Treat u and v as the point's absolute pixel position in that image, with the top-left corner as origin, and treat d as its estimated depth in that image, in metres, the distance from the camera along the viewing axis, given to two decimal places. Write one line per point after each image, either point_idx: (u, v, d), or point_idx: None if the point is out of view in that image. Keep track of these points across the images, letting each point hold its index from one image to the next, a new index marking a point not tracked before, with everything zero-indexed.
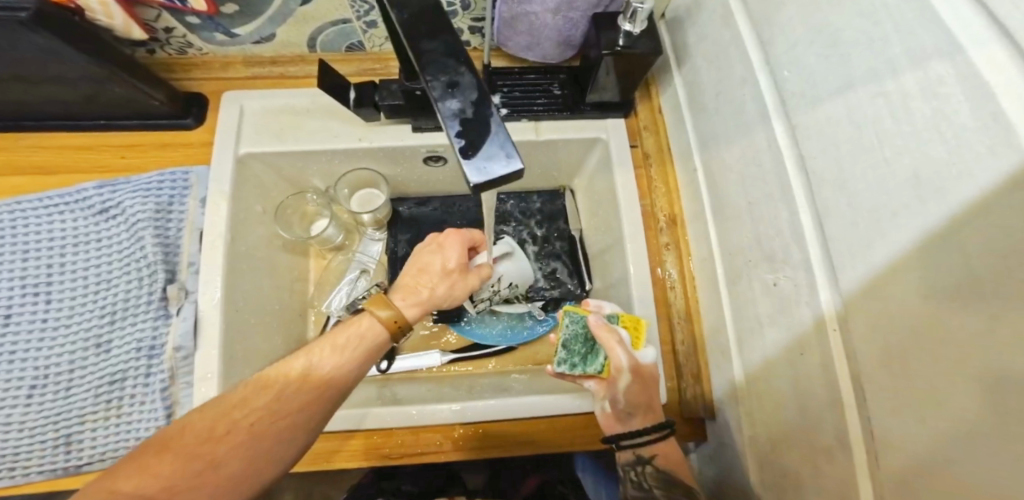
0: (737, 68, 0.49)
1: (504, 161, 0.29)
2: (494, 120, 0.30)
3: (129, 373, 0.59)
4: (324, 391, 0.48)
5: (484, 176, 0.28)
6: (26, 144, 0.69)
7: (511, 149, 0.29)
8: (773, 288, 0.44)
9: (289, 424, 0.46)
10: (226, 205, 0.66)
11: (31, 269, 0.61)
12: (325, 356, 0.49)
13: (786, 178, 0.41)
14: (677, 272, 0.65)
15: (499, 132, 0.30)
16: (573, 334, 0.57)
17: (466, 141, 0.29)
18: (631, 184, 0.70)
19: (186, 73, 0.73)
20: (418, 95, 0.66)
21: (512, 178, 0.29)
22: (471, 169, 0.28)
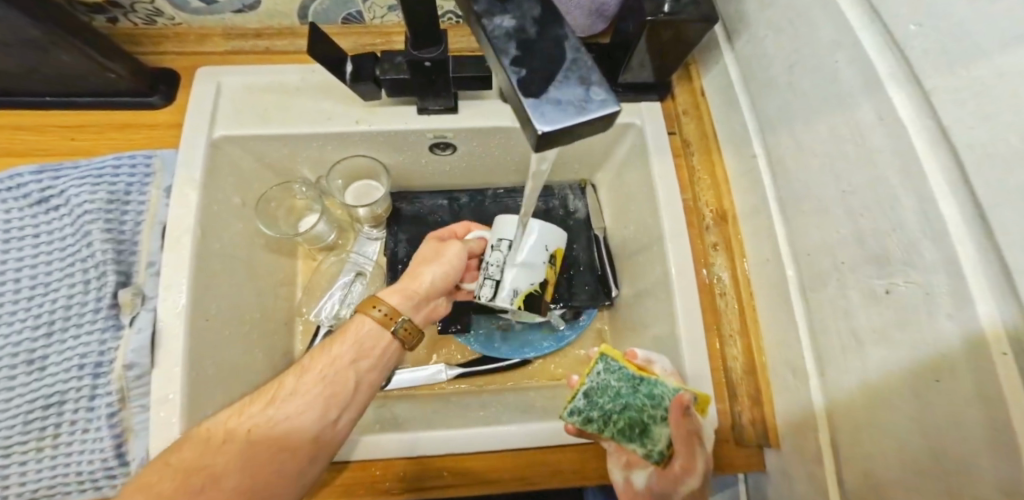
0: (825, 31, 0.40)
1: (585, 96, 0.21)
2: (567, 43, 0.23)
3: (67, 396, 0.48)
4: (325, 389, 0.45)
5: (557, 119, 0.20)
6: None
7: (595, 82, 0.22)
8: (885, 297, 0.35)
9: (295, 426, 0.43)
10: (197, 196, 0.55)
11: None
12: (321, 356, 0.46)
13: (908, 157, 0.32)
14: (729, 275, 0.57)
15: (578, 58, 0.22)
16: (603, 384, 0.49)
17: (530, 70, 0.22)
18: (671, 176, 0.61)
19: (155, 46, 0.63)
20: (426, 67, 0.55)
21: (599, 121, 0.21)
22: (540, 107, 0.21)
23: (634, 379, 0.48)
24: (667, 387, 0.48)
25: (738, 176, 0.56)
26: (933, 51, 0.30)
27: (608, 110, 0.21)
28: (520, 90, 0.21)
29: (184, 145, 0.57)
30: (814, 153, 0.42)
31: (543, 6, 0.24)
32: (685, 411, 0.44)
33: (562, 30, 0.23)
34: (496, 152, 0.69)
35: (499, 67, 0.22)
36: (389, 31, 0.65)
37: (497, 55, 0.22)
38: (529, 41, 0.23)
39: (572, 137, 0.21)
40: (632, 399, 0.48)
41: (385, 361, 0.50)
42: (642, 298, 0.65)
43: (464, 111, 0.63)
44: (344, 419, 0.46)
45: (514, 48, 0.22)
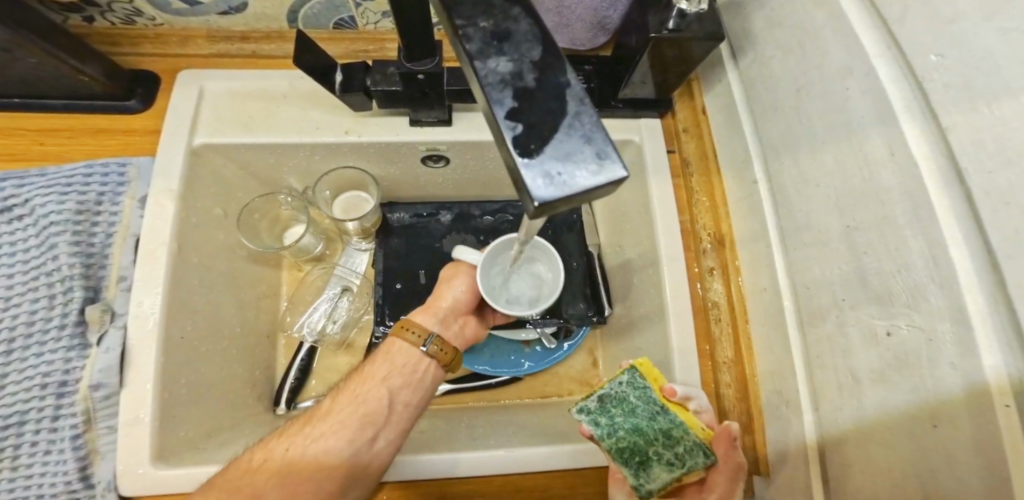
0: (834, 56, 0.38)
1: (592, 160, 0.20)
2: (570, 93, 0.21)
3: (29, 416, 0.45)
4: (359, 411, 0.46)
5: (555, 187, 0.19)
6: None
7: (600, 142, 0.20)
8: (884, 339, 0.33)
9: (332, 438, 0.45)
10: (175, 206, 0.53)
11: None
12: (356, 378, 0.49)
13: (908, 198, 0.30)
14: (725, 299, 0.55)
15: (581, 109, 0.21)
16: (622, 395, 0.48)
17: (527, 125, 0.20)
18: (668, 197, 0.59)
19: (134, 46, 0.60)
20: (419, 79, 0.54)
21: (600, 188, 0.19)
22: (534, 173, 0.19)
23: (654, 407, 0.48)
24: (685, 430, 0.47)
25: (736, 199, 0.54)
26: (955, 85, 0.28)
27: (615, 176, 0.19)
28: (516, 150, 0.20)
29: (162, 152, 0.55)
30: (816, 182, 0.40)
31: (544, 47, 0.22)
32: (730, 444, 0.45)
33: (564, 76, 0.22)
34: (488, 165, 0.67)
35: (493, 117, 0.21)
36: (382, 37, 0.63)
37: (492, 105, 0.21)
38: (526, 89, 0.21)
39: (571, 203, 0.20)
40: (645, 425, 0.47)
41: (419, 383, 0.50)
42: (635, 318, 0.64)
43: (457, 122, 0.62)
44: (380, 439, 0.46)
45: (510, 98, 0.21)
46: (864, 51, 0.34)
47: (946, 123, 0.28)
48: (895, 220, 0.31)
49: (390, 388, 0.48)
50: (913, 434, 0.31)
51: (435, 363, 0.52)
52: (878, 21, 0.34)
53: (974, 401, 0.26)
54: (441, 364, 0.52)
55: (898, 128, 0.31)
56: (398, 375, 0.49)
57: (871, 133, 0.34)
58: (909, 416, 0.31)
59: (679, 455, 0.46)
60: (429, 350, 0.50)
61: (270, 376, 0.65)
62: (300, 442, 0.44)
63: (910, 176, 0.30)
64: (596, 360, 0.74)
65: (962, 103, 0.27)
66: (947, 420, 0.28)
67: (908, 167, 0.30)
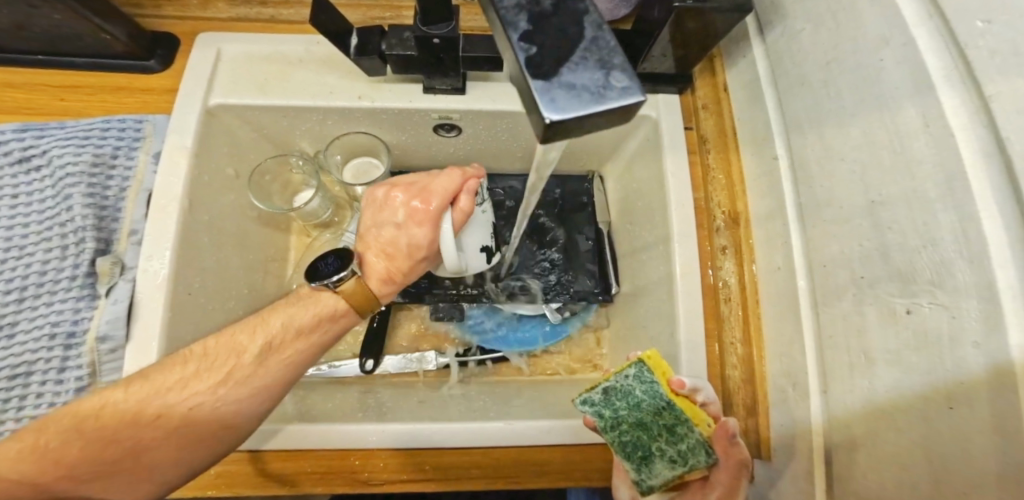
0: (872, 24, 0.36)
1: (605, 80, 0.19)
2: (588, 20, 0.20)
3: (36, 366, 0.46)
4: (267, 374, 0.42)
5: (571, 106, 0.18)
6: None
7: (618, 67, 0.19)
8: (904, 317, 0.32)
9: (231, 397, 0.40)
10: (187, 164, 0.53)
11: None
12: (269, 328, 0.42)
13: (945, 173, 0.29)
14: (736, 280, 0.54)
15: (595, 34, 0.20)
16: (629, 389, 0.47)
17: (541, 48, 0.19)
18: (683, 174, 0.58)
19: (155, 7, 0.60)
20: (434, 45, 0.52)
21: (617, 113, 0.18)
22: (550, 92, 0.18)
23: (660, 402, 0.46)
24: (689, 427, 0.45)
25: (754, 177, 0.53)
26: (1002, 52, 0.26)
27: (630, 100, 0.18)
28: (528, 69, 0.19)
29: (177, 111, 0.55)
30: (842, 157, 0.39)
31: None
32: (729, 440, 0.43)
33: (583, 4, 0.21)
34: (501, 136, 0.66)
35: (506, 41, 0.20)
36: (399, 4, 0.62)
37: (505, 28, 0.20)
38: (543, 14, 0.20)
39: (583, 129, 0.19)
40: (649, 420, 0.46)
41: (334, 340, 0.46)
42: (643, 298, 0.64)
43: (470, 92, 0.61)
44: (280, 398, 0.43)
45: (525, 21, 0.20)
46: (904, 19, 0.33)
47: (991, 91, 0.27)
48: (926, 195, 0.30)
49: (305, 349, 0.43)
50: (926, 411, 0.30)
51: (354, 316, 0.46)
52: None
53: (997, 380, 0.25)
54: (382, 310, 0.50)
55: (936, 98, 0.30)
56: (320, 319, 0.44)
57: (905, 105, 0.32)
58: (926, 398, 0.30)
59: (682, 453, 0.45)
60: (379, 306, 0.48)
61: None
62: (202, 395, 0.39)
63: (948, 148, 0.29)
64: (600, 339, 0.73)
65: (1009, 70, 0.26)
66: (968, 402, 0.27)
67: (945, 138, 0.29)
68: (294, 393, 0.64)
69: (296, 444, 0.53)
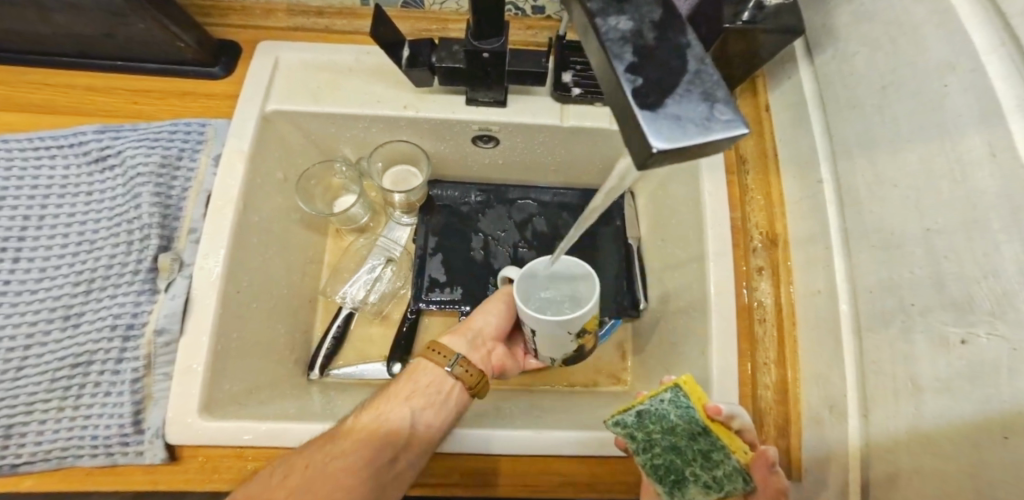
0: (936, 52, 0.36)
1: (710, 114, 0.19)
2: (690, 54, 0.21)
3: (96, 356, 0.47)
4: (381, 429, 0.46)
5: (678, 136, 0.19)
6: (25, 78, 0.58)
7: (721, 100, 0.20)
8: (959, 347, 0.33)
9: (358, 456, 0.44)
10: (244, 166, 0.55)
11: (4, 220, 0.50)
12: (380, 399, 0.50)
13: (1012, 203, 0.29)
14: (772, 300, 0.54)
15: (696, 69, 0.21)
16: (664, 413, 0.45)
17: (647, 79, 0.20)
18: (721, 193, 0.59)
19: (222, 16, 0.62)
20: (484, 59, 0.54)
21: (721, 144, 0.19)
22: (658, 122, 0.19)
23: (696, 428, 0.44)
24: (726, 455, 0.44)
25: (796, 200, 0.53)
26: None
27: (734, 133, 0.19)
28: (635, 98, 0.20)
29: (238, 116, 0.57)
30: (896, 184, 0.39)
31: (663, 10, 0.23)
32: (769, 469, 0.42)
33: (684, 37, 0.22)
34: (539, 150, 0.68)
35: (612, 71, 0.21)
36: (447, 18, 0.64)
37: (612, 60, 0.21)
38: (647, 46, 0.21)
39: (684, 157, 0.19)
40: (683, 445, 0.45)
41: (443, 404, 0.51)
42: (674, 315, 0.64)
43: (512, 105, 0.62)
44: (402, 460, 0.46)
45: (631, 53, 0.21)
46: (975, 47, 0.33)
47: None
48: (988, 225, 0.31)
49: (413, 406, 0.49)
50: (976, 439, 0.31)
51: (461, 389, 0.53)
52: (995, 16, 0.32)
53: None
54: (465, 385, 0.52)
55: (1002, 126, 0.30)
56: (428, 390, 0.51)
57: (970, 134, 0.33)
58: (980, 426, 0.30)
59: (717, 479, 0.44)
60: (453, 371, 0.52)
61: (308, 339, 0.67)
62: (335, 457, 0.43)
63: (1014, 179, 0.29)
64: (625, 353, 0.74)
65: None
66: None
67: (1011, 168, 0.29)
68: None
69: None
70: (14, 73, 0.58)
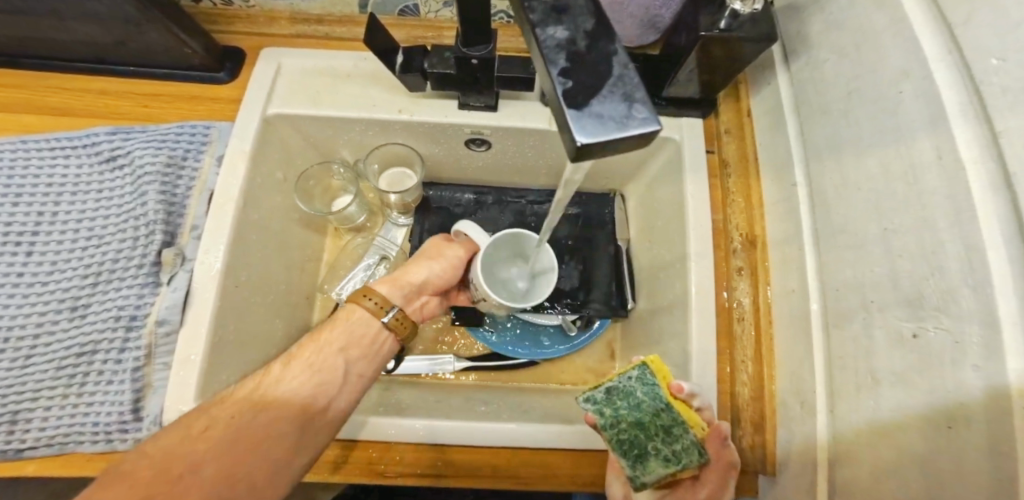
0: (895, 59, 0.38)
1: (627, 112, 0.22)
2: (616, 59, 0.23)
3: (101, 346, 0.50)
4: (312, 378, 0.43)
5: (598, 133, 0.21)
6: (43, 83, 0.61)
7: (639, 101, 0.22)
8: (910, 341, 0.34)
9: (288, 402, 0.41)
10: (245, 166, 0.57)
11: (19, 217, 0.54)
12: (308, 345, 0.46)
13: (957, 204, 0.31)
14: (751, 300, 0.56)
15: (620, 71, 0.23)
16: (631, 389, 0.52)
17: (577, 83, 0.23)
18: (703, 195, 0.60)
19: (228, 24, 0.65)
20: (472, 65, 0.56)
21: (636, 140, 0.21)
22: (582, 121, 0.21)
23: (659, 404, 0.51)
24: (685, 430, 0.49)
25: (773, 203, 0.55)
26: (1012, 89, 0.28)
27: (646, 130, 0.21)
28: (564, 101, 0.22)
29: (240, 119, 0.59)
30: (859, 186, 0.41)
31: (596, 20, 0.25)
32: (722, 443, 0.48)
33: (612, 45, 0.24)
34: (529, 153, 0.70)
35: (547, 76, 0.23)
36: (442, 25, 0.66)
37: (547, 65, 0.23)
38: (579, 53, 0.24)
39: (607, 151, 0.22)
40: (647, 420, 0.50)
41: (374, 355, 0.49)
42: (658, 315, 0.66)
43: (502, 110, 0.64)
44: (333, 407, 0.44)
45: (564, 60, 0.23)
46: (925, 54, 0.35)
47: (1001, 127, 0.29)
48: (934, 225, 0.32)
49: (345, 356, 0.46)
50: (924, 431, 0.32)
51: (392, 337, 0.52)
52: (943, 28, 0.34)
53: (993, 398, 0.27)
54: (397, 336, 0.52)
55: (949, 132, 0.32)
56: (361, 343, 0.49)
57: (921, 139, 0.34)
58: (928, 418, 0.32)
59: (676, 452, 0.49)
60: (387, 322, 0.50)
61: (305, 334, 0.69)
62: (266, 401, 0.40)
63: (958, 181, 0.31)
64: (613, 352, 0.76)
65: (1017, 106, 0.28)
66: (969, 424, 0.29)
67: (956, 172, 0.31)
68: None
69: None
70: (32, 78, 0.61)
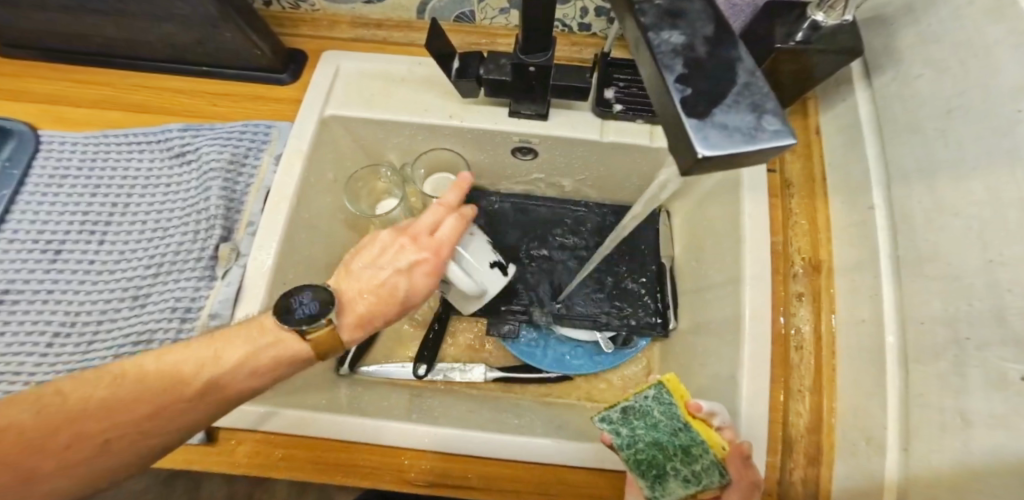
0: (1007, 75, 0.35)
1: (755, 124, 0.20)
2: (741, 67, 0.22)
3: (156, 335, 0.50)
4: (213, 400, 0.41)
5: (722, 145, 0.20)
6: (128, 82, 0.63)
7: (769, 110, 0.21)
8: (1016, 382, 0.31)
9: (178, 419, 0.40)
10: (300, 166, 0.57)
11: (96, 207, 0.56)
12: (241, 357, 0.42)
13: None
14: (812, 328, 0.53)
15: (743, 80, 0.22)
16: (646, 407, 0.50)
17: (696, 90, 0.21)
18: (762, 214, 0.58)
19: (293, 27, 0.67)
20: (529, 72, 0.56)
21: (768, 152, 0.20)
22: (705, 131, 0.20)
23: (677, 423, 0.50)
24: (705, 449, 0.48)
25: (842, 228, 0.53)
26: None
27: (782, 142, 0.20)
28: (685, 109, 0.21)
29: (300, 119, 0.60)
30: (956, 212, 0.38)
31: (715, 26, 0.24)
32: (743, 461, 0.46)
33: (734, 52, 0.23)
34: (576, 165, 0.69)
35: (662, 81, 0.22)
36: (496, 32, 0.66)
37: (663, 70, 0.22)
38: (698, 60, 0.23)
39: (727, 165, 0.21)
40: (666, 440, 0.49)
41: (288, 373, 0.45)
42: (704, 337, 0.63)
43: (553, 118, 0.64)
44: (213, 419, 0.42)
45: (681, 65, 0.22)
46: None
47: None
48: None
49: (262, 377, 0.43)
50: None
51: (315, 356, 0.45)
52: None
53: None
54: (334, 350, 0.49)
55: None
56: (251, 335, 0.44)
57: None
58: None
59: (696, 472, 0.48)
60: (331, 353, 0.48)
61: None
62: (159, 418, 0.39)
63: None
64: (651, 372, 0.73)
65: None
66: None
67: None
68: (353, 389, 0.68)
69: (359, 437, 0.56)
70: (106, 74, 0.63)
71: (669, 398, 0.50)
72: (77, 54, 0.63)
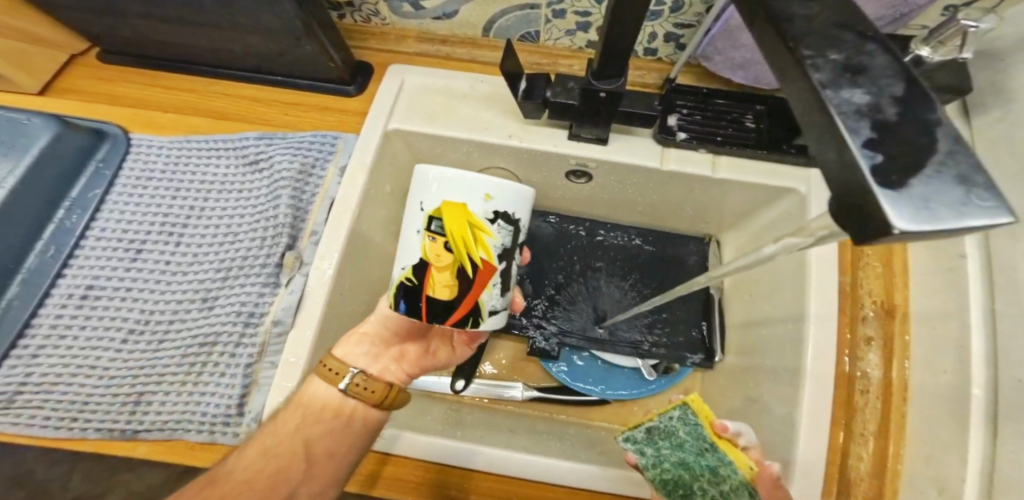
0: None
1: (961, 200, 0.20)
2: (941, 130, 0.22)
3: (220, 339, 0.52)
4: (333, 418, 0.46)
5: (925, 221, 0.20)
6: (211, 89, 0.65)
7: (978, 184, 0.21)
8: None
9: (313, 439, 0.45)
10: (364, 178, 0.58)
11: (175, 209, 0.58)
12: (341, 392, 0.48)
13: None
14: (881, 374, 0.51)
15: (947, 150, 0.21)
16: (669, 426, 0.49)
17: (888, 158, 0.21)
18: (831, 255, 0.56)
19: (361, 40, 0.68)
20: (599, 98, 0.55)
21: (978, 229, 0.20)
22: (904, 203, 0.20)
23: (703, 444, 0.48)
24: (733, 470, 0.46)
25: (925, 271, 0.51)
26: None
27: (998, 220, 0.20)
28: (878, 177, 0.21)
29: (365, 131, 0.61)
30: None
31: (904, 84, 0.24)
32: (774, 484, 0.44)
33: (933, 115, 0.23)
34: (630, 190, 0.69)
35: (846, 146, 0.22)
36: (558, 53, 0.66)
37: (848, 132, 0.22)
38: (888, 122, 0.22)
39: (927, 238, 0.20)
40: (691, 460, 0.47)
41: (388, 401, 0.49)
42: (757, 372, 0.62)
43: (613, 143, 0.63)
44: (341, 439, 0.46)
45: (868, 127, 0.22)
46: None
47: None
48: None
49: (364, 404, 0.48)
50: None
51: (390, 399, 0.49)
52: None
53: None
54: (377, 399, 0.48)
55: None
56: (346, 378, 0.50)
57: None
58: None
59: (724, 494, 0.45)
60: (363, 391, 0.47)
61: None
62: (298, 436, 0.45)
63: None
64: None
65: None
66: None
67: None
68: None
69: (405, 450, 0.55)
70: (183, 80, 0.65)
71: (693, 418, 0.49)
72: (151, 58, 0.65)
